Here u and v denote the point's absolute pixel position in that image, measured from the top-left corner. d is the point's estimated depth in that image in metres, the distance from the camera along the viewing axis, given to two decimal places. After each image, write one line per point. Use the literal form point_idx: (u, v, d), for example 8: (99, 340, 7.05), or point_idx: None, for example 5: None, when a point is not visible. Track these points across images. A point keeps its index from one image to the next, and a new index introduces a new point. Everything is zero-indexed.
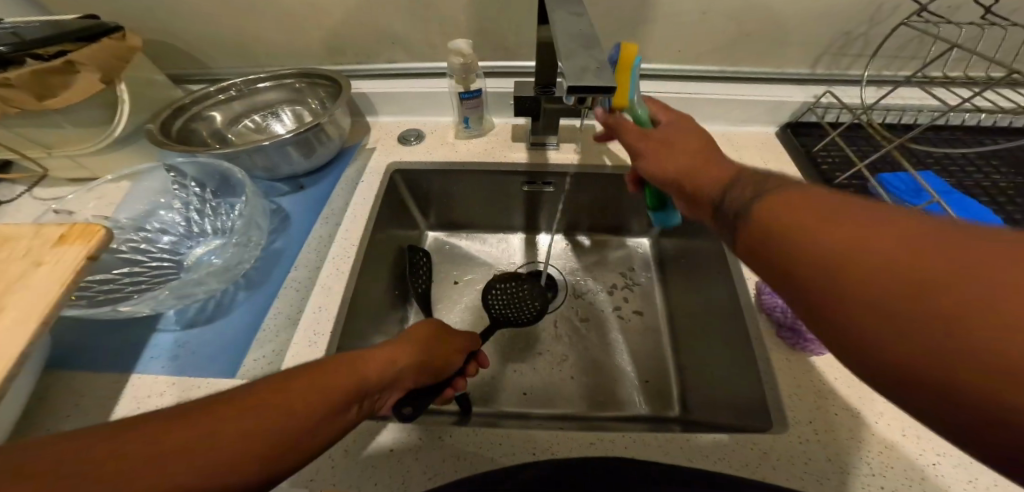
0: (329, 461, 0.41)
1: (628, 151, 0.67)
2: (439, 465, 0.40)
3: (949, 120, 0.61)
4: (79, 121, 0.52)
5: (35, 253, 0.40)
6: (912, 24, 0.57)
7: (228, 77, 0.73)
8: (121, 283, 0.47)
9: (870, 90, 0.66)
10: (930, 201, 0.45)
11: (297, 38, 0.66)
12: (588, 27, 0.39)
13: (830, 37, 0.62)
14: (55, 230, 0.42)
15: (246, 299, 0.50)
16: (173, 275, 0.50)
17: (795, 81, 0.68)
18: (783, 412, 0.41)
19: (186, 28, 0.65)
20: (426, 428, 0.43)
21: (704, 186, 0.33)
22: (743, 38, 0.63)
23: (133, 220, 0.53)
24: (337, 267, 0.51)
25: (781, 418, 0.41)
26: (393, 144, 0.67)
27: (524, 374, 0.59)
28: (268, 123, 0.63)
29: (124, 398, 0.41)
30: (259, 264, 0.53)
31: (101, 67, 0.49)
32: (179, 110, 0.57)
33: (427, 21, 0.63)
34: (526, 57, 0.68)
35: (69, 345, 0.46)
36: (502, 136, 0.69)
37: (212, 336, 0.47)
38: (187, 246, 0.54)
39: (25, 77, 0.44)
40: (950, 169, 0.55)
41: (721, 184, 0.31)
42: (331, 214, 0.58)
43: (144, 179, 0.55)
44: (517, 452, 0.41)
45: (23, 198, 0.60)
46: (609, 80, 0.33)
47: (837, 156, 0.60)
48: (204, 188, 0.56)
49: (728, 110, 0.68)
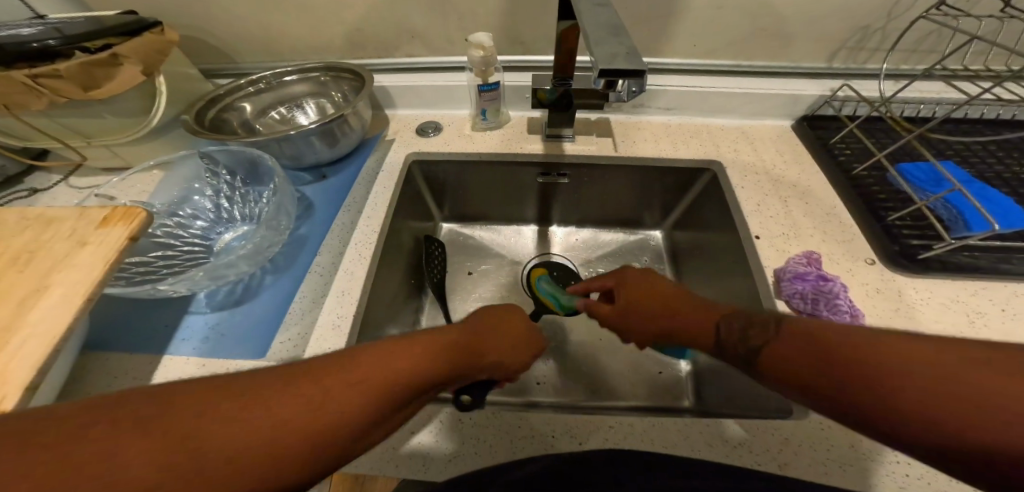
0: None
1: (643, 143, 0.67)
2: (460, 445, 0.41)
3: (969, 113, 0.61)
4: (119, 111, 0.54)
5: (80, 233, 0.42)
6: (932, 15, 0.57)
7: (253, 72, 0.76)
8: (156, 265, 0.49)
9: (888, 83, 0.66)
10: (951, 189, 0.45)
11: (321, 33, 0.68)
12: (612, 16, 0.40)
13: (850, 29, 0.62)
14: (98, 213, 0.44)
15: (273, 283, 0.52)
16: (204, 259, 0.52)
17: (812, 74, 0.68)
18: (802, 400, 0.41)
19: (216, 24, 0.68)
20: (446, 411, 0.44)
21: (693, 330, 0.36)
22: (760, 30, 0.64)
23: (166, 206, 0.55)
24: (360, 253, 0.53)
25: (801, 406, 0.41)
26: (411, 137, 0.69)
27: (540, 364, 0.60)
28: (293, 115, 0.65)
29: (159, 376, 0.43)
30: (285, 249, 0.55)
31: (141, 60, 0.52)
32: (211, 100, 0.59)
33: (447, 15, 0.65)
34: (543, 51, 0.69)
35: (106, 325, 0.48)
36: (518, 128, 0.70)
37: (240, 318, 0.48)
38: (217, 232, 0.56)
39: (72, 68, 0.47)
40: (970, 160, 0.54)
41: (720, 326, 0.34)
42: (353, 202, 0.59)
43: (176, 168, 0.57)
44: (537, 435, 0.42)
45: (60, 186, 0.63)
46: (634, 64, 0.34)
47: (855, 148, 0.60)
48: (233, 177, 0.58)
49: (743, 102, 0.68)
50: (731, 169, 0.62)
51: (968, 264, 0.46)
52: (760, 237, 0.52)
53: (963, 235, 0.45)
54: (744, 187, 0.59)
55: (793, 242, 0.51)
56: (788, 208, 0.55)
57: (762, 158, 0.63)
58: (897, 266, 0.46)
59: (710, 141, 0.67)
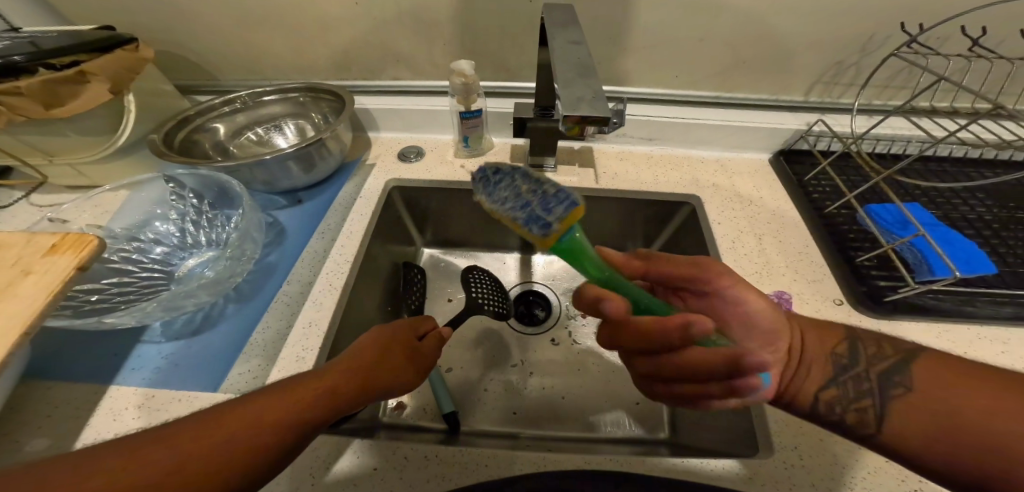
0: (308, 478, 0.39)
1: (624, 175, 0.67)
2: (422, 485, 0.39)
3: (938, 152, 0.63)
4: (83, 130, 0.53)
5: (25, 261, 0.40)
6: (902, 55, 0.59)
7: (234, 89, 0.74)
8: (109, 292, 0.46)
9: (861, 119, 0.67)
10: (916, 233, 0.46)
11: (302, 52, 0.67)
12: (586, 56, 0.41)
13: (823, 68, 0.64)
14: (48, 239, 0.42)
15: (235, 312, 0.50)
16: (162, 287, 0.50)
17: (789, 109, 0.69)
18: (769, 438, 0.40)
19: (196, 41, 0.67)
20: (412, 447, 0.41)
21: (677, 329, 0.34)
22: (739, 65, 0.65)
23: (127, 230, 0.53)
24: (330, 283, 0.51)
25: (767, 444, 0.39)
26: (392, 161, 0.68)
27: (515, 394, 0.58)
28: (270, 136, 0.64)
29: (100, 411, 0.40)
30: (250, 277, 0.53)
31: (111, 78, 0.51)
32: (183, 121, 0.58)
33: (431, 40, 0.65)
34: (528, 79, 0.69)
35: (49, 357, 0.45)
36: (501, 155, 0.69)
37: (197, 349, 0.46)
38: (179, 257, 0.54)
39: (35, 86, 0.45)
40: (937, 201, 0.55)
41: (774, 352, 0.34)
42: (327, 229, 0.58)
43: (141, 189, 0.55)
44: (506, 474, 0.39)
45: (21, 203, 0.60)
46: (602, 110, 0.34)
47: (827, 186, 0.62)
48: (201, 200, 0.56)
49: (722, 136, 0.69)
50: (710, 204, 0.62)
51: (932, 304, 0.46)
52: None
53: (926, 280, 0.45)
54: (721, 223, 0.59)
55: (767, 281, 0.51)
56: (762, 245, 0.55)
57: (740, 193, 0.63)
58: (863, 307, 0.46)
59: (689, 174, 0.68)
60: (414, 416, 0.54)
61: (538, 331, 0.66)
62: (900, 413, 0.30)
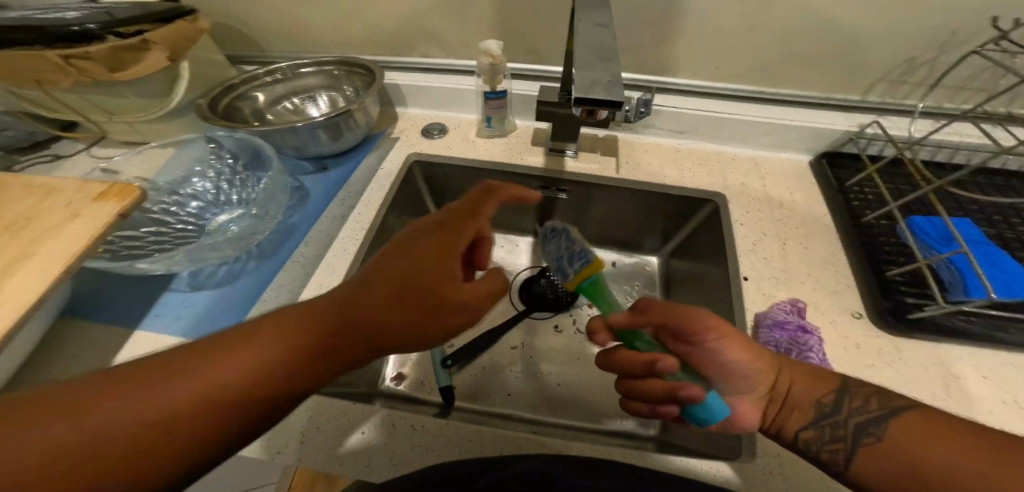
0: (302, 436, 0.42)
1: (647, 166, 0.65)
2: (405, 452, 0.40)
3: (1011, 165, 0.56)
4: (143, 93, 0.58)
5: (75, 205, 0.45)
6: (983, 52, 0.52)
7: (275, 61, 0.78)
8: (147, 240, 0.52)
9: (923, 123, 0.61)
10: (956, 250, 0.41)
11: (340, 27, 0.70)
12: (610, 39, 0.39)
13: (885, 64, 0.58)
14: (97, 186, 0.47)
15: (255, 269, 0.53)
16: (194, 238, 0.55)
17: (839, 107, 0.64)
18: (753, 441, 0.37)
19: (244, 13, 0.71)
20: (399, 415, 0.43)
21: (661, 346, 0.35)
22: (788, 57, 0.60)
23: (168, 184, 0.58)
24: (343, 249, 0.53)
25: (751, 448, 0.37)
26: (415, 137, 0.69)
27: (512, 375, 0.59)
28: (305, 106, 0.67)
29: (127, 348, 0.45)
30: (272, 237, 0.56)
31: (169, 46, 0.55)
32: (228, 88, 0.62)
33: (462, 19, 0.65)
34: (557, 62, 0.68)
35: (94, 292, 0.51)
36: (523, 138, 0.69)
37: (217, 300, 0.50)
38: (211, 213, 0.58)
39: (102, 51, 0.50)
40: (1000, 218, 0.49)
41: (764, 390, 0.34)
42: (346, 197, 0.60)
43: (184, 148, 0.60)
44: (486, 449, 0.41)
45: (82, 154, 0.67)
46: (615, 95, 0.33)
47: (870, 193, 0.56)
48: (236, 161, 0.61)
49: (760, 134, 0.65)
50: (738, 203, 0.58)
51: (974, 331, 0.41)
52: (748, 278, 0.49)
53: (959, 300, 0.41)
54: (745, 223, 0.56)
55: (784, 287, 0.48)
56: (785, 250, 0.52)
57: (771, 194, 0.60)
58: (886, 324, 0.42)
59: (717, 170, 0.64)
60: (413, 387, 0.57)
61: (544, 316, 0.66)
62: (866, 459, 0.30)
